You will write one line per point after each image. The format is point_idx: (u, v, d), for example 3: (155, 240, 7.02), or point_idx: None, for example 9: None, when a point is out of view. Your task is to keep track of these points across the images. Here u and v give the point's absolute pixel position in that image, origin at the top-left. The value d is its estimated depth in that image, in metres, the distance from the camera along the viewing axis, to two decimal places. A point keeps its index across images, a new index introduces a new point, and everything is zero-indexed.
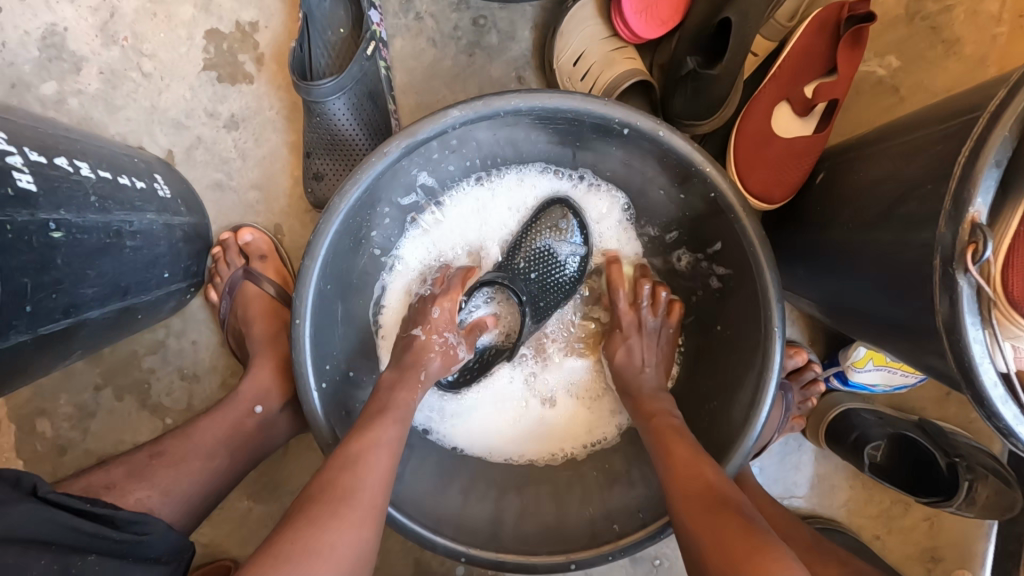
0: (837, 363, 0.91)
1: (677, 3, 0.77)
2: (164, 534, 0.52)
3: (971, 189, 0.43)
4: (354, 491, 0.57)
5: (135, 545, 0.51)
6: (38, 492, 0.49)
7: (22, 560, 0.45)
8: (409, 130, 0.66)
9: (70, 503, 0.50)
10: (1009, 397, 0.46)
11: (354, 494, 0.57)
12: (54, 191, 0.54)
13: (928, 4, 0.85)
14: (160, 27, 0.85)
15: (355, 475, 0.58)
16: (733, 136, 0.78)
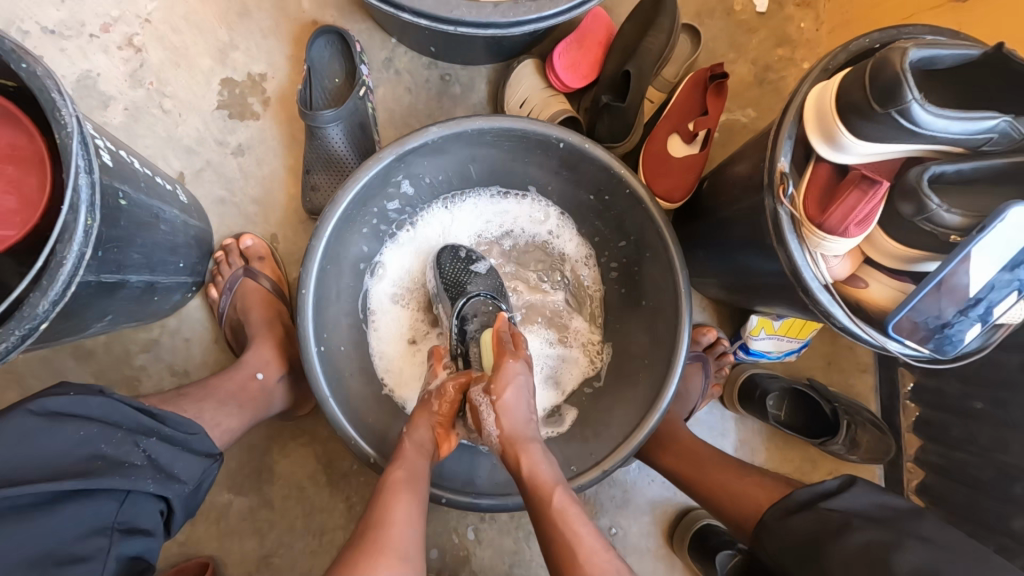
0: (740, 337, 1.12)
1: (593, 63, 1.05)
2: (205, 437, 0.65)
3: (777, 152, 0.67)
4: (391, 534, 0.62)
5: (184, 440, 0.63)
6: (108, 389, 0.59)
7: (101, 432, 0.57)
8: (398, 142, 0.86)
9: (132, 402, 0.60)
10: (824, 290, 0.68)
11: (389, 532, 0.62)
12: (123, 170, 0.69)
13: (769, 74, 1.19)
14: (182, 75, 1.03)
15: (383, 517, 0.63)
16: (642, 154, 1.05)
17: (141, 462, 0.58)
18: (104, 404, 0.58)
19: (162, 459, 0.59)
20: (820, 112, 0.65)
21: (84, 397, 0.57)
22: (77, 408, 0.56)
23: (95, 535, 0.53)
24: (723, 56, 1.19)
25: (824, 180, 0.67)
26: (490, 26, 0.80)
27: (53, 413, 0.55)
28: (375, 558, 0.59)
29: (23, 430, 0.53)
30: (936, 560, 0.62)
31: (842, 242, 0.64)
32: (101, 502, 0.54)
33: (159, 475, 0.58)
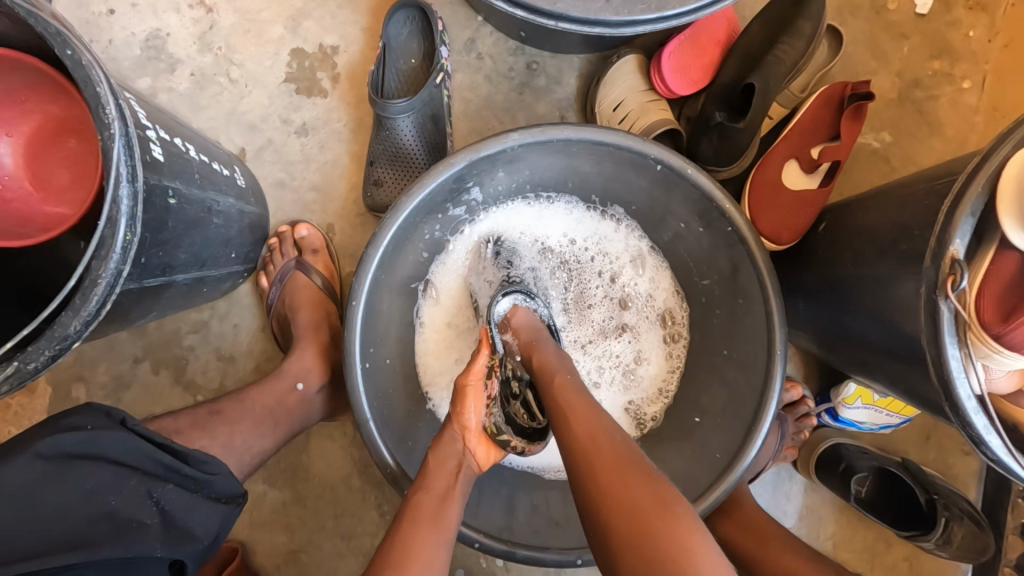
0: (829, 400, 0.99)
1: (706, 67, 0.90)
2: (228, 477, 0.62)
3: (950, 231, 0.53)
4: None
5: (204, 483, 0.60)
6: (128, 424, 0.59)
7: (115, 479, 0.55)
8: (473, 146, 0.75)
9: (154, 437, 0.59)
10: (980, 409, 0.54)
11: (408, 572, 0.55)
12: (174, 165, 0.63)
13: (918, 91, 0.99)
14: (251, 42, 0.96)
15: (403, 555, 0.57)
16: (751, 178, 0.89)
17: (153, 517, 0.56)
18: (120, 441, 0.57)
19: (176, 511, 0.57)
20: (1020, 190, 0.50)
21: (97, 437, 0.56)
22: (91, 450, 0.56)
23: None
24: (863, 66, 0.99)
25: (1009, 276, 0.52)
26: (598, 24, 0.67)
27: (68, 454, 0.55)
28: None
29: (34, 477, 0.53)
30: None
31: (1021, 358, 0.51)
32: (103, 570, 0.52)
33: (169, 534, 0.56)
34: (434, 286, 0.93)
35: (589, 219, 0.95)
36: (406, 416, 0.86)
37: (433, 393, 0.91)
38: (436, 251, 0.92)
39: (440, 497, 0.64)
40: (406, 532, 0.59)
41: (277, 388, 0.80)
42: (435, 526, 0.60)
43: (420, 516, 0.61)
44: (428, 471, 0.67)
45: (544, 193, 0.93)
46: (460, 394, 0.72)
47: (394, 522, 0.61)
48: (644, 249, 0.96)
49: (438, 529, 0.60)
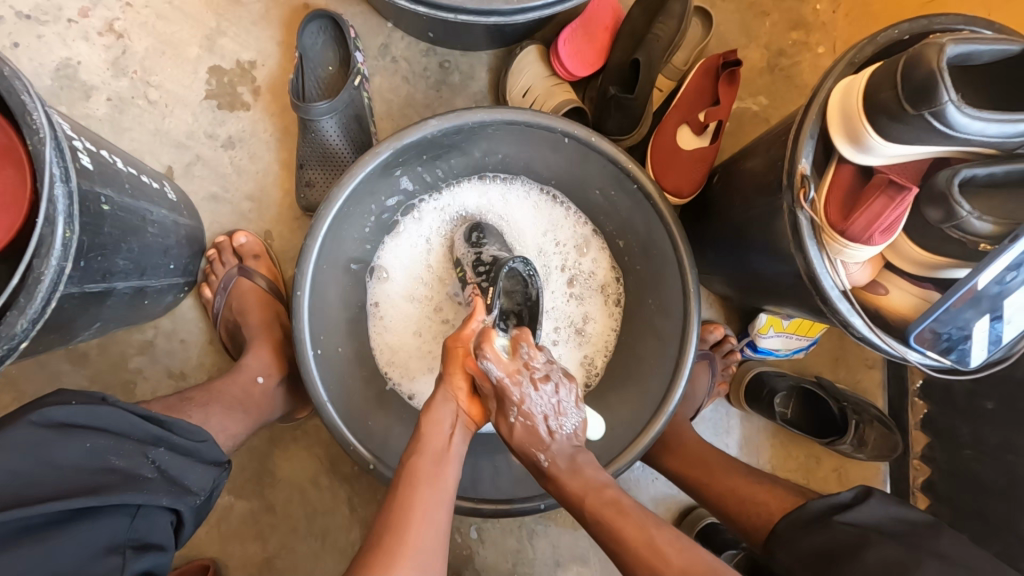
0: (748, 335, 1.10)
1: (599, 51, 1.00)
2: (214, 445, 0.65)
3: (797, 153, 0.64)
4: (410, 540, 0.60)
5: (193, 448, 0.63)
6: (112, 400, 0.60)
7: (110, 442, 0.56)
8: (397, 136, 0.81)
9: (138, 408, 0.61)
10: (843, 297, 0.65)
11: (406, 537, 0.60)
12: (104, 173, 0.65)
13: (783, 59, 1.14)
14: (167, 63, 0.98)
15: (400, 518, 0.62)
16: (652, 143, 1.00)
17: (152, 473, 0.57)
18: (112, 413, 0.58)
19: (173, 469, 0.59)
20: (842, 113, 0.61)
21: (89, 406, 0.57)
22: (84, 418, 0.57)
23: (109, 555, 0.51)
24: (735, 41, 1.13)
25: (846, 184, 0.64)
26: (493, 14, 0.76)
27: (61, 424, 0.55)
28: (391, 563, 0.58)
29: (34, 440, 0.53)
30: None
31: (864, 248, 0.62)
32: (114, 518, 0.52)
33: (172, 486, 0.58)
34: (389, 263, 0.99)
35: (535, 202, 1.03)
36: (363, 400, 0.90)
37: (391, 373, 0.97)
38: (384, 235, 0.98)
39: (437, 456, 0.69)
40: (400, 494, 0.64)
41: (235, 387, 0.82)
42: (429, 488, 0.65)
43: (412, 480, 0.66)
44: (421, 434, 0.71)
45: (484, 175, 1.01)
46: (451, 357, 0.75)
47: (393, 485, 0.66)
48: (581, 229, 1.04)
49: (431, 490, 0.65)
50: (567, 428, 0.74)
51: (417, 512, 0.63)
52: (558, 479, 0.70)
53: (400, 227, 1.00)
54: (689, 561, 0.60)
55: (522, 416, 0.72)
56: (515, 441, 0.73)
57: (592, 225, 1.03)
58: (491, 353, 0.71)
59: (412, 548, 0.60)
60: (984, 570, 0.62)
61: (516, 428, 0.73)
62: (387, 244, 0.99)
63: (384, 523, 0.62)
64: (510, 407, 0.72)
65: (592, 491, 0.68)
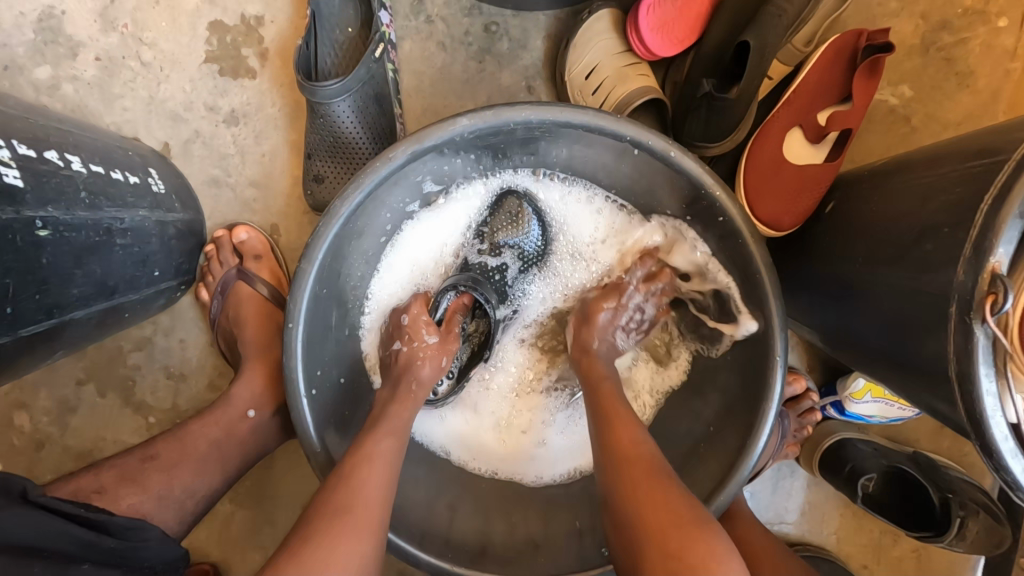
0: (835, 393, 0.90)
1: (693, 21, 0.75)
2: (161, 541, 0.55)
3: (993, 239, 0.42)
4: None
5: (130, 553, 0.53)
6: (35, 497, 0.51)
7: (16, 565, 0.47)
8: (416, 135, 0.63)
9: (63, 507, 0.52)
10: (1017, 450, 0.45)
11: (350, 516, 0.55)
12: (43, 188, 0.52)
13: (945, 35, 0.84)
14: (162, 16, 0.82)
15: (348, 497, 0.56)
16: (748, 152, 0.77)
17: None
18: (26, 518, 0.49)
19: None
20: None
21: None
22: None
23: None
24: (881, 7, 0.84)
25: None
26: None
27: None
28: (330, 545, 0.53)
29: None
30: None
31: None
32: None
33: None
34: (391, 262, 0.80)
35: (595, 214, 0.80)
36: None
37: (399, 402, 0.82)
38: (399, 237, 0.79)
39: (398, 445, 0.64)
40: (350, 470, 0.59)
41: (221, 420, 0.72)
42: (383, 471, 0.60)
43: (366, 460, 0.60)
44: (353, 464, 0.60)
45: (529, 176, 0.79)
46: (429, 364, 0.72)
47: (343, 461, 0.60)
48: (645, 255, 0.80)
49: (382, 470, 0.60)
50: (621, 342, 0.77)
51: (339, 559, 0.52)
52: (597, 364, 0.70)
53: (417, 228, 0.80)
54: (648, 441, 0.57)
55: (611, 314, 0.75)
56: (591, 321, 0.74)
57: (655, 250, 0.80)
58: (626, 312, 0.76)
59: (354, 527, 0.55)
60: None
61: (602, 317, 0.74)
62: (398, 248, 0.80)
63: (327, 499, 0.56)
64: (612, 299, 0.76)
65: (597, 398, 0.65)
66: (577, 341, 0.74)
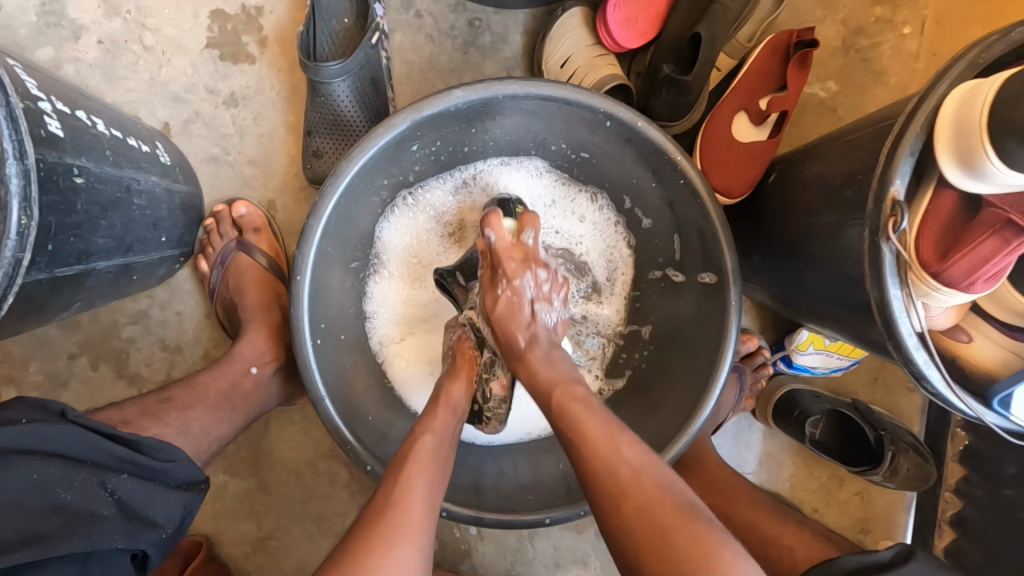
0: (784, 348, 1.01)
1: (653, 18, 0.86)
2: (187, 464, 0.59)
3: (892, 171, 0.53)
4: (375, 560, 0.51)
5: (160, 471, 0.56)
6: (71, 417, 0.54)
7: (62, 474, 0.50)
8: (415, 105, 0.71)
9: (97, 426, 0.54)
10: (921, 346, 0.55)
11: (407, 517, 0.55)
12: (78, 141, 0.57)
13: (861, 39, 0.99)
14: (164, 3, 0.87)
15: (401, 498, 0.56)
16: (703, 131, 0.88)
17: (110, 509, 0.52)
18: (65, 431, 0.52)
19: (134, 502, 0.53)
20: (956, 130, 0.50)
21: (38, 428, 0.51)
22: (35, 441, 0.51)
23: None
24: (809, 14, 0.98)
25: (947, 213, 0.53)
26: None
27: (4, 449, 0.49)
28: (389, 541, 0.53)
29: None
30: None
31: (959, 294, 0.52)
32: (59, 569, 0.48)
33: (130, 526, 0.52)
34: (383, 245, 0.88)
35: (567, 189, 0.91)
36: (364, 393, 0.83)
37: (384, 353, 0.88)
38: (388, 208, 0.86)
39: (439, 441, 0.64)
40: (398, 471, 0.59)
41: (228, 374, 0.76)
42: (429, 472, 0.60)
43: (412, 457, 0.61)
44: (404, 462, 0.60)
45: (506, 156, 0.88)
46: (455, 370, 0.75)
47: (392, 465, 0.61)
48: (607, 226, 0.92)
49: (427, 469, 0.60)
50: (549, 319, 0.70)
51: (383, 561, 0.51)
52: (528, 364, 0.64)
53: (400, 206, 0.87)
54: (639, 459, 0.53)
55: (511, 291, 0.69)
56: (496, 316, 0.69)
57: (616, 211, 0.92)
58: (529, 277, 0.69)
59: (409, 531, 0.54)
60: None
61: (503, 302, 0.69)
62: (389, 223, 0.87)
63: (387, 501, 0.56)
64: (500, 279, 0.70)
65: (563, 385, 0.60)
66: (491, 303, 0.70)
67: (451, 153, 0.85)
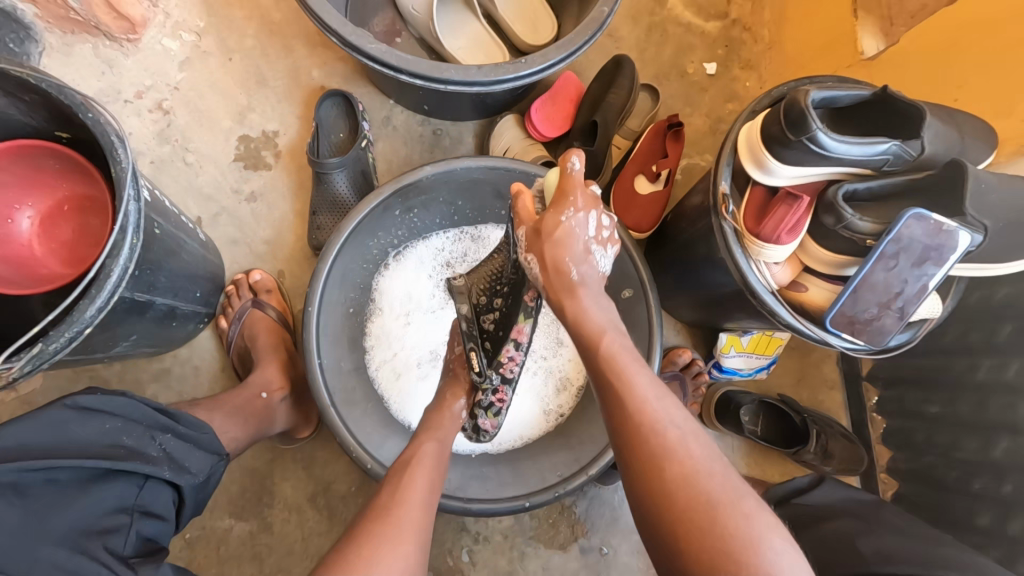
0: (714, 356, 1.21)
1: (566, 116, 1.21)
2: (212, 437, 0.81)
3: (719, 176, 0.80)
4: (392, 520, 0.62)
5: (195, 437, 0.78)
6: (129, 395, 0.75)
7: (126, 426, 0.72)
8: (397, 179, 0.97)
9: (151, 402, 0.76)
10: (769, 293, 0.78)
11: (394, 512, 0.63)
12: (157, 205, 0.80)
13: (722, 124, 1.35)
14: (203, 132, 1.17)
15: (391, 498, 0.65)
16: (614, 189, 1.18)
17: (158, 454, 0.72)
18: (127, 403, 0.74)
19: (176, 453, 0.74)
20: (750, 146, 0.78)
21: (112, 397, 0.72)
22: (107, 406, 0.72)
23: (120, 513, 0.64)
24: (681, 111, 1.35)
25: (761, 200, 0.79)
26: (475, 84, 0.95)
27: (86, 409, 0.70)
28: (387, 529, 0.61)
29: (64, 420, 0.67)
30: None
31: (778, 249, 0.76)
32: (125, 486, 0.66)
33: (174, 465, 0.72)
34: (380, 296, 1.12)
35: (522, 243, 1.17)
36: (361, 411, 0.98)
37: (379, 376, 1.08)
38: (379, 265, 1.11)
39: (439, 449, 0.76)
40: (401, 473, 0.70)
41: (241, 396, 0.93)
42: (424, 481, 0.69)
43: (412, 463, 0.72)
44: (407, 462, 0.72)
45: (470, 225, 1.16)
46: (451, 384, 0.86)
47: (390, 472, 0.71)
48: None
49: (421, 470, 0.70)
50: (600, 264, 0.66)
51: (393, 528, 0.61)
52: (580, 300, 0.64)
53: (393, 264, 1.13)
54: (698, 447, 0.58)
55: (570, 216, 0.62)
56: (550, 237, 0.62)
57: None
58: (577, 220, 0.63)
59: (403, 526, 0.61)
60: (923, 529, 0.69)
61: (564, 227, 0.62)
62: (383, 277, 1.12)
63: (376, 501, 0.65)
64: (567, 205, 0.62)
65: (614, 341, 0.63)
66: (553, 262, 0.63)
67: (426, 221, 1.12)
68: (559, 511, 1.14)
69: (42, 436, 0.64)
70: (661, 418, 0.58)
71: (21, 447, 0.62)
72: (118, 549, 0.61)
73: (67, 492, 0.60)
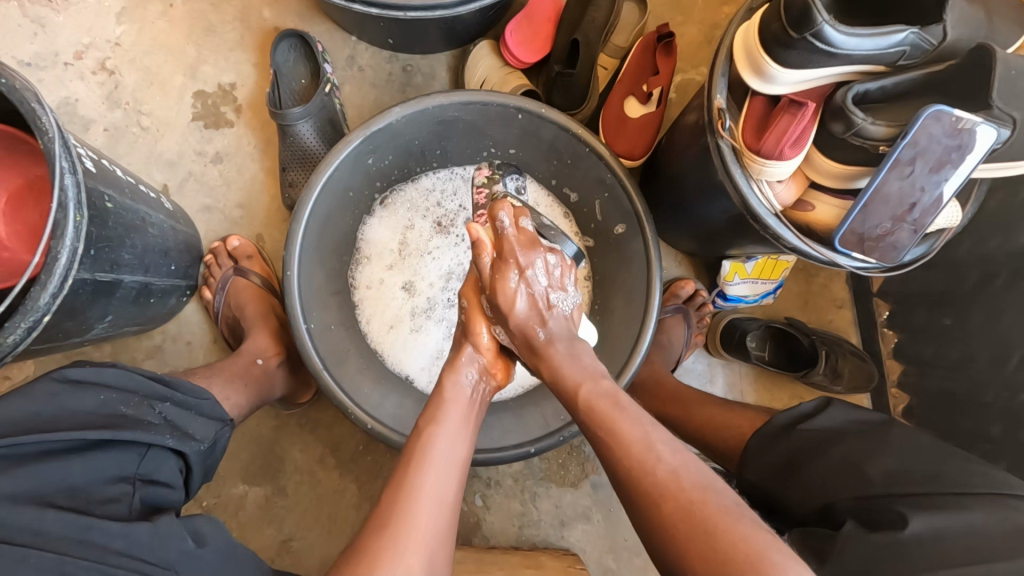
0: (717, 285, 1.16)
1: (543, 39, 1.10)
2: (211, 402, 0.81)
3: (713, 89, 0.72)
4: (413, 520, 0.61)
5: (194, 405, 0.78)
6: (119, 365, 0.75)
7: (120, 397, 0.71)
8: (364, 125, 0.90)
9: (142, 370, 0.75)
10: (773, 217, 0.71)
11: (409, 518, 0.61)
12: (106, 176, 0.75)
13: (719, 32, 1.23)
14: (155, 92, 1.08)
15: (404, 502, 0.63)
16: (602, 114, 1.09)
17: (158, 421, 0.72)
18: (120, 375, 0.73)
19: (176, 420, 0.74)
20: (745, 50, 0.69)
21: (99, 368, 0.71)
22: (95, 379, 0.71)
23: (122, 482, 0.63)
24: (672, 20, 1.23)
25: (760, 113, 0.71)
26: (438, 8, 0.86)
27: (74, 382, 0.69)
28: (395, 544, 0.59)
29: (51, 396, 0.66)
30: (904, 462, 0.64)
31: (781, 167, 0.69)
32: (128, 454, 0.65)
33: (176, 432, 0.72)
34: (364, 247, 1.07)
35: (509, 184, 1.11)
36: (356, 371, 0.96)
37: (370, 330, 1.04)
38: (367, 210, 1.06)
39: (446, 434, 0.71)
40: (404, 470, 0.66)
41: (237, 365, 0.92)
42: (438, 466, 0.67)
43: (425, 453, 0.68)
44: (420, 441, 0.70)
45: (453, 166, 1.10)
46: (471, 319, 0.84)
47: (404, 462, 0.67)
48: (547, 212, 1.11)
49: (433, 469, 0.66)
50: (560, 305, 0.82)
51: (411, 528, 0.61)
52: (551, 358, 0.76)
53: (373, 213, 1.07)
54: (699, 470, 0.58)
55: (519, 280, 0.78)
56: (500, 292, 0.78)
57: (546, 193, 1.11)
58: (510, 288, 0.77)
59: (416, 535, 0.61)
60: (937, 447, 0.66)
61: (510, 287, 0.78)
62: (367, 226, 1.07)
63: (388, 502, 0.63)
64: (510, 264, 0.78)
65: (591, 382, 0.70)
66: (523, 338, 0.79)
67: (403, 168, 1.05)
68: (568, 452, 1.15)
69: (35, 411, 0.64)
70: (637, 429, 0.62)
71: (10, 426, 0.62)
72: (123, 514, 0.61)
73: (64, 460, 0.60)
